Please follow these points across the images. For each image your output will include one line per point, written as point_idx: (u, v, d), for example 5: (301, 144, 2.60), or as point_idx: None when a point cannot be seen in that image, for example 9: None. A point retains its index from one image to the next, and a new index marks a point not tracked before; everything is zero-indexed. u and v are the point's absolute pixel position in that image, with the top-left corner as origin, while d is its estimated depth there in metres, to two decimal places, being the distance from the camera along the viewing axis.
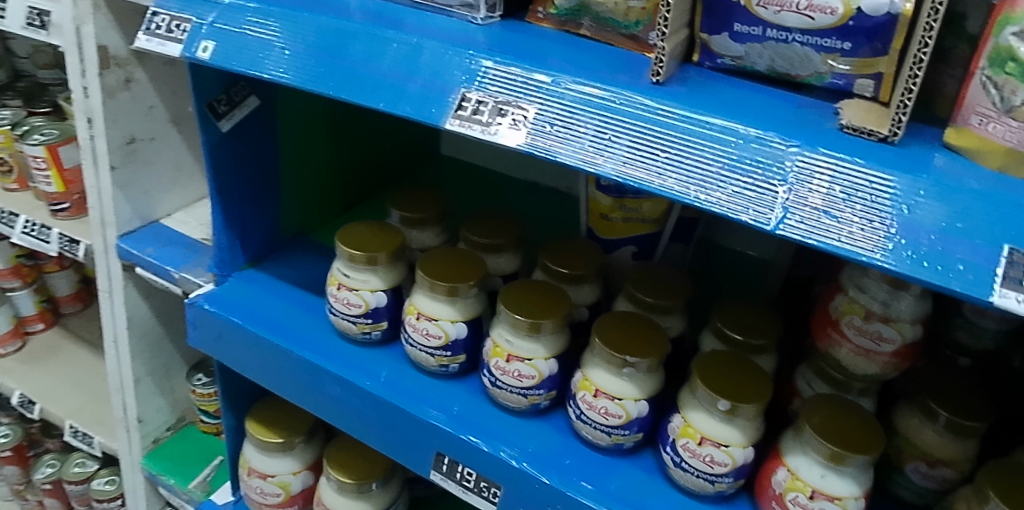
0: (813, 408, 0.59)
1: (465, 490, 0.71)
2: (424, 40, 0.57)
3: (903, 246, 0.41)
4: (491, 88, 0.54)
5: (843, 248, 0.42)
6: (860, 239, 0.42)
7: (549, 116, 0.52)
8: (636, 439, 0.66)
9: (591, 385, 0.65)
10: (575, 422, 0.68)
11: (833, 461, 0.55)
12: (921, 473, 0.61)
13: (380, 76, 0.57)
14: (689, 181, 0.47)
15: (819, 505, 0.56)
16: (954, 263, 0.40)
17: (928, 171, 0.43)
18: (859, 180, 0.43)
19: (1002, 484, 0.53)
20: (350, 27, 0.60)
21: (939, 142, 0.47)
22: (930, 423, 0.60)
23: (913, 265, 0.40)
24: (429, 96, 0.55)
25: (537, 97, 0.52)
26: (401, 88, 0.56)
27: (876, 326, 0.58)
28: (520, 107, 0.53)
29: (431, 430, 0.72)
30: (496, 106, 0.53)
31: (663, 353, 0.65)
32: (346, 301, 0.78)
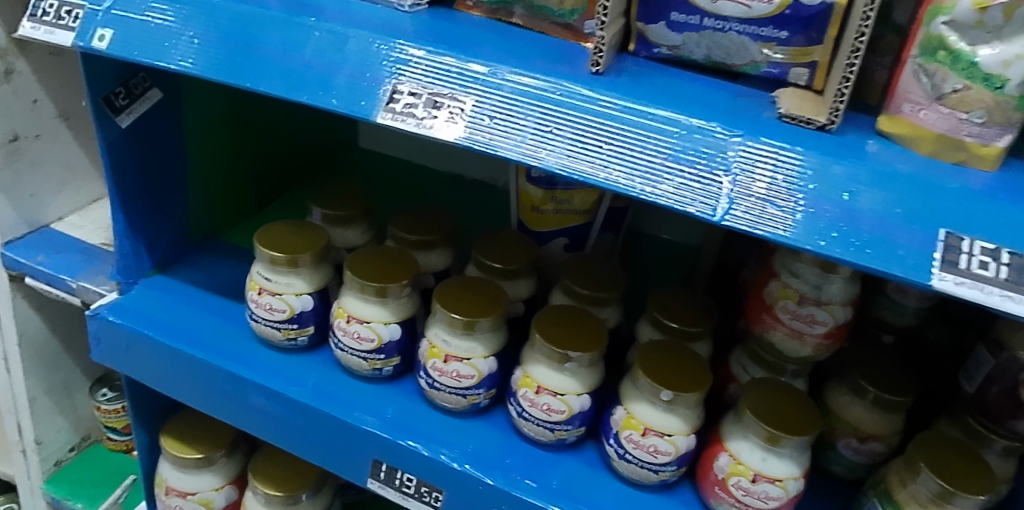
0: (752, 393, 0.61)
1: (404, 496, 0.68)
2: (347, 27, 0.54)
3: (845, 234, 0.42)
4: (424, 79, 0.51)
5: (790, 238, 0.43)
6: (804, 230, 0.43)
7: (487, 109, 0.49)
8: (578, 433, 0.65)
9: (533, 382, 0.64)
10: (516, 420, 0.67)
11: (771, 442, 0.57)
12: (853, 449, 0.64)
13: (301, 66, 0.53)
14: (635, 174, 0.46)
15: (760, 489, 0.57)
16: (895, 249, 0.41)
17: (863, 159, 0.44)
18: (800, 170, 0.44)
19: (929, 457, 0.57)
20: (264, 13, 0.55)
21: (871, 130, 0.49)
22: (860, 400, 0.64)
23: (856, 252, 0.42)
24: (356, 88, 0.52)
25: (474, 88, 0.50)
26: (325, 79, 0.52)
27: (810, 309, 0.60)
28: (456, 99, 0.50)
29: (367, 438, 0.68)
30: (430, 98, 0.50)
31: (603, 346, 0.64)
32: (268, 307, 0.73)
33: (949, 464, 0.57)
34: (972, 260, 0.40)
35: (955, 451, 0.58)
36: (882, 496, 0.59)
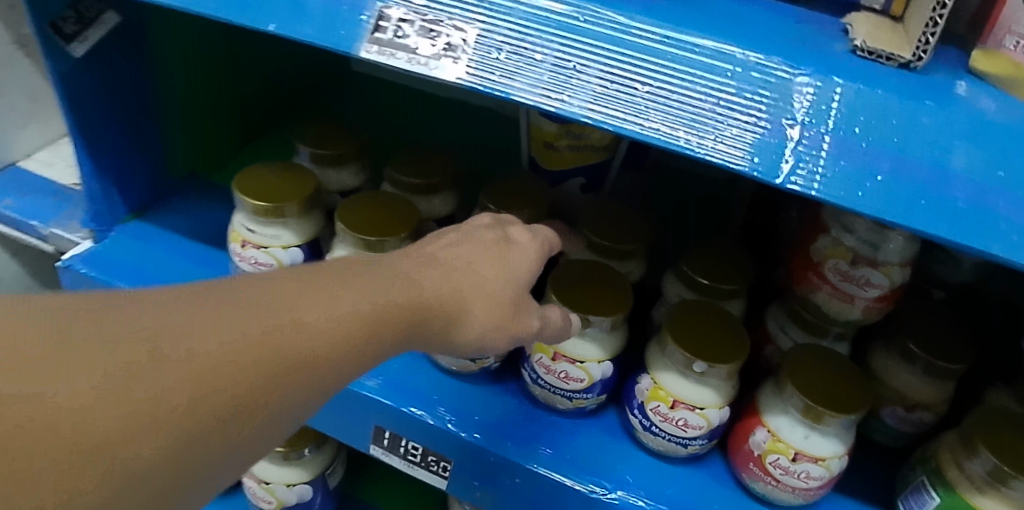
0: (793, 361, 0.55)
1: (411, 464, 0.64)
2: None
3: (934, 201, 0.34)
4: (415, 1, 0.41)
5: (865, 206, 0.35)
6: (883, 195, 0.35)
7: (494, 38, 0.40)
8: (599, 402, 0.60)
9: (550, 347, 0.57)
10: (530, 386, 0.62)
11: (814, 417, 0.52)
12: (898, 418, 0.59)
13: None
14: (676, 122, 0.38)
15: (800, 467, 0.52)
16: (997, 223, 0.33)
17: (957, 105, 0.36)
18: (882, 119, 0.35)
19: (989, 433, 0.51)
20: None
21: (963, 67, 0.40)
22: (909, 366, 0.58)
23: (948, 225, 0.34)
24: (333, 15, 0.42)
25: (478, 12, 0.41)
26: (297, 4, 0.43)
27: (864, 271, 0.53)
28: (456, 26, 0.41)
29: (368, 404, 0.63)
30: (425, 25, 0.41)
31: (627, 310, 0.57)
32: (253, 261, 0.65)
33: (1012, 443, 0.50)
34: None
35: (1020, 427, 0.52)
36: (932, 474, 0.53)
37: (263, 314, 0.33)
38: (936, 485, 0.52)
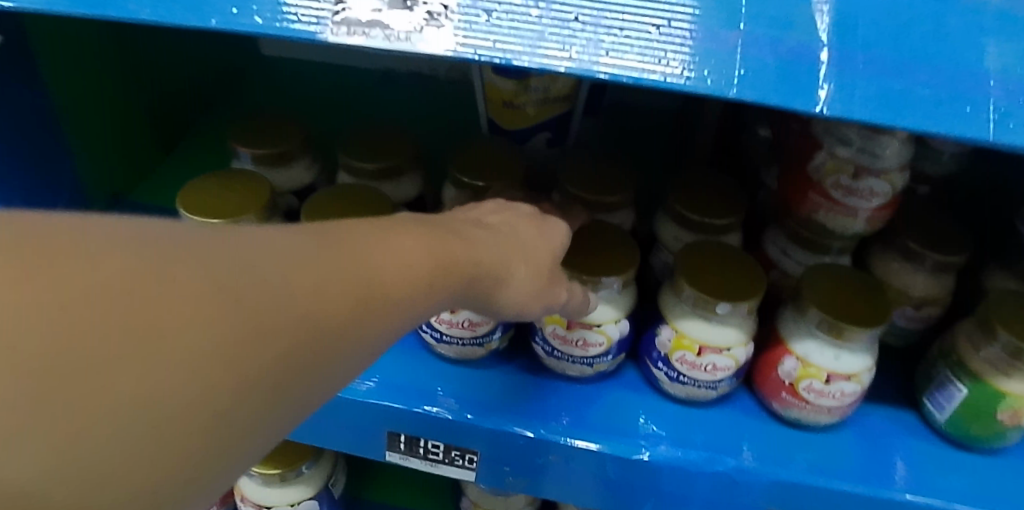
0: (809, 281, 0.54)
1: (433, 462, 0.61)
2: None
3: (981, 104, 0.32)
4: None
5: (919, 121, 0.32)
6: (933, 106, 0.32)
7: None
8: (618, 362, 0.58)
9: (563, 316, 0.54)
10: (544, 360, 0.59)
11: (840, 336, 0.51)
12: (908, 317, 0.59)
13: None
14: (701, 64, 0.33)
15: (835, 388, 0.52)
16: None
17: None
18: (916, 25, 0.33)
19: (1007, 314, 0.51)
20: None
21: None
22: (913, 265, 0.58)
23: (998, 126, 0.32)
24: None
25: None
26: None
27: (868, 182, 0.52)
28: None
29: (377, 412, 0.58)
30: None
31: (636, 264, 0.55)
32: None
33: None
34: None
35: None
36: (955, 368, 0.53)
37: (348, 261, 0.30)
38: (962, 377, 0.53)
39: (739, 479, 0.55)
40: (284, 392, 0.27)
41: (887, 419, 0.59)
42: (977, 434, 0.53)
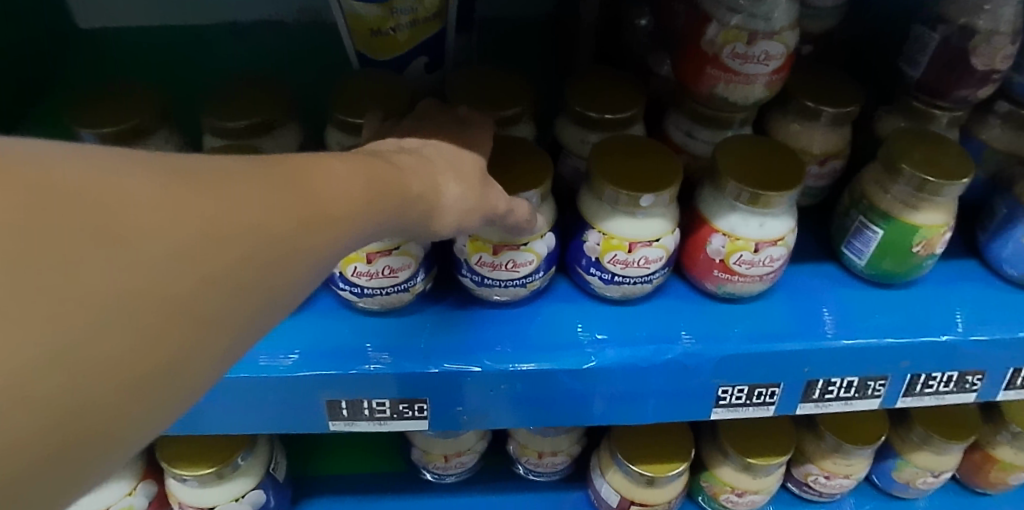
0: (724, 156, 0.54)
1: (381, 420, 0.57)
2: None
3: None
4: None
5: None
6: None
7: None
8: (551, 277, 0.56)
9: (487, 242, 0.51)
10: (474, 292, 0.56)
11: (761, 203, 0.51)
12: (814, 175, 0.60)
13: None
14: None
15: (764, 255, 0.52)
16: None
17: None
18: None
19: (920, 156, 0.54)
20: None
21: None
22: (812, 123, 0.59)
23: None
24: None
25: None
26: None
27: (762, 47, 0.51)
28: None
29: (309, 382, 0.54)
30: None
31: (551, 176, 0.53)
32: None
33: (942, 159, 0.54)
34: None
35: (929, 137, 0.57)
36: (868, 212, 0.57)
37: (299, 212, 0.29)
38: (875, 220, 0.56)
39: (690, 364, 0.55)
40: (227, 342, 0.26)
41: (809, 276, 0.61)
42: (894, 270, 0.57)
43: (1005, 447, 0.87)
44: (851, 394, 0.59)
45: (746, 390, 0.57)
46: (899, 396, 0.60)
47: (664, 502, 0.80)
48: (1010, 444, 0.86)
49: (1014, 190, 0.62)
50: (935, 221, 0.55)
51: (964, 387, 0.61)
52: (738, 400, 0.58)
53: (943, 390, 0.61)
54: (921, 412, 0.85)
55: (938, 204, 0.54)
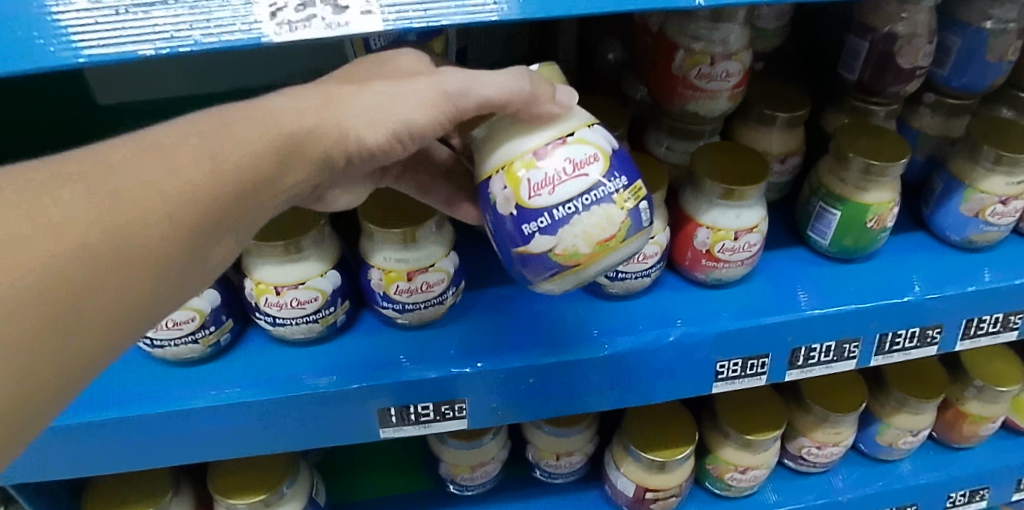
0: (702, 160, 0.63)
1: (426, 423, 0.64)
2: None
3: None
4: None
5: None
6: None
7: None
8: (641, 195, 0.47)
9: (526, 156, 0.44)
10: (558, 239, 0.44)
11: (738, 197, 0.60)
12: (778, 172, 0.70)
13: (111, 9, 0.37)
14: None
15: (744, 241, 0.61)
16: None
17: None
18: None
19: (866, 147, 0.64)
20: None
21: None
22: (771, 128, 0.69)
23: None
24: (208, 10, 0.38)
25: None
26: (163, 5, 0.37)
27: (723, 66, 0.59)
28: None
29: (362, 392, 0.60)
30: None
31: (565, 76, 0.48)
32: (168, 325, 0.57)
33: (888, 147, 0.64)
34: None
35: (871, 130, 0.67)
36: (826, 197, 0.66)
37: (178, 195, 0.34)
38: (833, 203, 0.66)
39: (690, 343, 0.63)
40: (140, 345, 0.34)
41: (785, 260, 0.70)
42: (854, 244, 0.66)
43: (973, 401, 0.96)
44: (831, 357, 0.68)
45: (741, 362, 0.65)
46: (872, 355, 0.69)
47: (675, 485, 0.86)
48: (976, 397, 0.96)
49: (947, 167, 0.72)
50: (883, 199, 0.64)
51: (926, 341, 0.71)
52: (735, 372, 0.66)
53: (908, 346, 0.70)
54: (895, 378, 0.94)
55: (884, 183, 0.64)
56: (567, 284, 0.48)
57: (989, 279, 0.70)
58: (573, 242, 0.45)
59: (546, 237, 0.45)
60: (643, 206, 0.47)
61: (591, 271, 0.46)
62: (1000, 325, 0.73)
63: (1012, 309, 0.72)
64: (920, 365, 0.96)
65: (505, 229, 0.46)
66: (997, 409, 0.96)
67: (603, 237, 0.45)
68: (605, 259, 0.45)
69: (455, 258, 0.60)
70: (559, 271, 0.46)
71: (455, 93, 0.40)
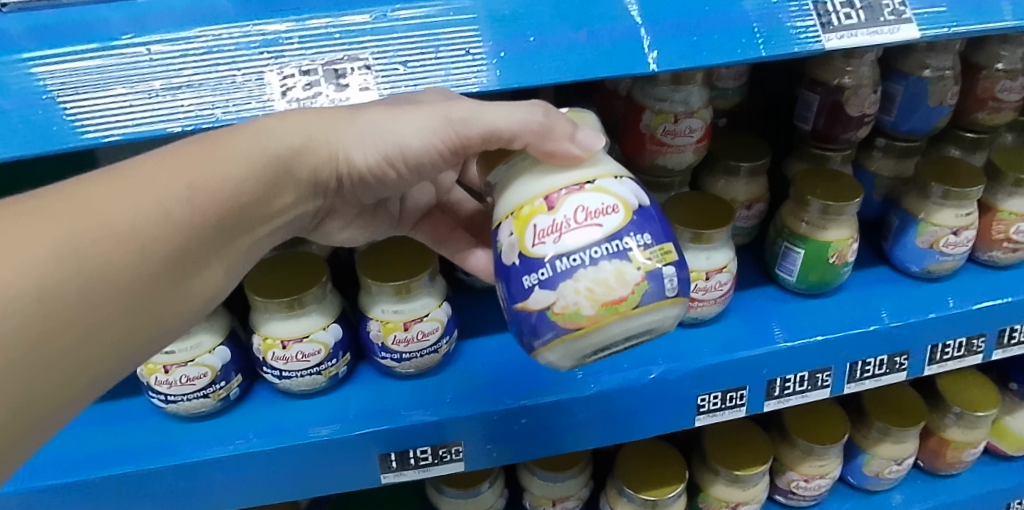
0: (674, 208, 0.68)
1: (424, 467, 0.66)
2: (179, 30, 0.43)
3: (757, 35, 0.46)
4: (310, 51, 0.44)
5: (720, 57, 0.46)
6: (727, 48, 0.46)
7: (394, 54, 0.44)
8: (667, 258, 0.45)
9: (536, 202, 0.44)
10: (558, 294, 0.43)
11: (707, 239, 0.65)
12: (745, 217, 0.76)
13: (146, 92, 0.42)
14: (563, 60, 0.45)
15: (715, 281, 0.66)
16: (791, 38, 0.47)
17: None
18: (690, 6, 0.46)
19: (820, 190, 0.70)
20: (47, 42, 0.42)
21: None
22: (735, 177, 0.74)
23: (769, 47, 0.46)
24: (228, 91, 0.43)
25: (368, 39, 0.44)
26: (192, 88, 0.43)
27: (686, 123, 0.65)
28: (354, 58, 0.44)
29: (362, 438, 0.64)
30: (326, 67, 0.44)
31: (596, 124, 0.48)
32: (183, 380, 0.61)
33: (843, 190, 0.70)
34: (837, 17, 0.48)
35: (826, 175, 0.73)
36: (790, 238, 0.72)
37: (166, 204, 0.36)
38: (796, 242, 0.71)
39: (672, 380, 0.67)
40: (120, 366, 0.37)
41: (757, 299, 0.75)
42: (820, 280, 0.71)
43: (954, 429, 1.00)
44: (806, 387, 0.72)
45: (720, 395, 0.69)
46: (845, 383, 0.73)
47: None
48: (956, 425, 0.99)
49: (901, 205, 0.77)
50: (843, 236, 0.69)
51: (895, 367, 0.75)
52: (715, 405, 0.70)
53: (878, 373, 0.74)
54: (876, 410, 0.97)
55: (843, 222, 0.69)
56: (574, 355, 0.46)
57: (953, 306, 0.75)
58: (575, 300, 0.43)
59: (547, 291, 0.43)
60: (667, 271, 0.44)
61: (597, 339, 0.44)
62: (964, 350, 0.77)
63: (973, 333, 0.76)
64: (899, 396, 0.99)
65: (510, 280, 0.46)
66: (978, 434, 0.99)
67: (610, 298, 0.43)
68: (611, 325, 0.43)
69: (448, 308, 0.64)
70: (561, 334, 0.44)
71: (459, 120, 0.42)
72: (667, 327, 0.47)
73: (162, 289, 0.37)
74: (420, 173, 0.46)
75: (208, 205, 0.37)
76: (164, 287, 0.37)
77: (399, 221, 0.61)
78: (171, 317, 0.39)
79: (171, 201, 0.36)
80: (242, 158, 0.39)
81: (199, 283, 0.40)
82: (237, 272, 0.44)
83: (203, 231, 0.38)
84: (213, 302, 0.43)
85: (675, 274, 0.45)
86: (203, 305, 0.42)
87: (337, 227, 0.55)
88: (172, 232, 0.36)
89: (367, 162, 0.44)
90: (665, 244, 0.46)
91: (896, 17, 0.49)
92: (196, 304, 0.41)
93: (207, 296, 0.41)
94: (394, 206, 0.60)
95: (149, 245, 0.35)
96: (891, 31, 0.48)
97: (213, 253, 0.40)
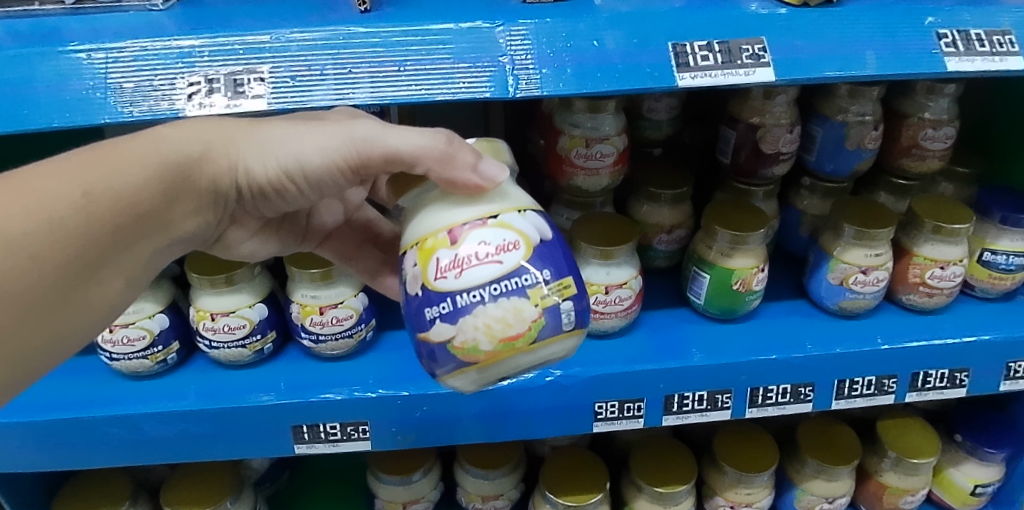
0: (584, 225, 0.74)
1: (334, 442, 0.72)
2: (117, 41, 0.51)
3: (613, 69, 0.52)
4: (214, 65, 0.50)
5: (576, 89, 0.51)
6: (583, 81, 0.51)
7: (285, 70, 0.50)
8: (566, 292, 0.45)
9: (440, 235, 0.44)
10: (458, 329, 0.43)
11: (610, 256, 0.71)
12: (666, 241, 0.82)
13: (81, 89, 0.49)
14: (430, 83, 0.51)
15: (615, 295, 0.72)
16: (648, 74, 0.52)
17: (585, 12, 0.54)
18: (554, 42, 0.52)
19: (723, 218, 0.75)
20: (13, 43, 0.51)
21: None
22: (658, 203, 0.80)
23: (624, 82, 0.51)
24: (146, 93, 0.50)
25: (265, 56, 0.50)
26: (118, 88, 0.50)
27: (597, 147, 0.71)
28: (252, 70, 0.50)
29: (277, 411, 0.69)
30: (228, 78, 0.50)
31: (506, 154, 0.50)
32: (125, 340, 0.68)
33: (743, 220, 0.75)
34: (696, 58, 0.52)
35: (739, 206, 0.78)
36: (699, 262, 0.77)
37: (73, 209, 0.37)
38: (703, 268, 0.76)
39: (568, 384, 0.71)
40: (29, 357, 0.39)
41: (668, 320, 0.80)
42: (730, 306, 0.76)
43: (891, 473, 1.00)
44: (704, 406, 0.75)
45: (617, 404, 0.73)
46: (746, 407, 0.76)
47: None
48: (893, 469, 0.99)
49: (819, 242, 0.80)
50: (747, 264, 0.74)
51: (800, 398, 0.76)
52: (613, 414, 0.74)
53: (782, 401, 0.76)
54: (809, 446, 0.98)
55: (748, 251, 0.74)
56: (480, 381, 0.46)
57: (881, 343, 0.75)
58: (474, 335, 0.43)
59: (447, 325, 0.43)
60: (565, 306, 0.44)
61: (498, 370, 0.44)
62: (874, 388, 0.77)
63: (884, 373, 0.76)
64: (837, 434, 1.00)
65: (413, 310, 0.46)
66: (917, 481, 0.99)
67: (507, 334, 0.43)
68: (510, 359, 0.43)
69: (365, 297, 0.71)
70: (461, 365, 0.44)
71: (362, 140, 0.45)
72: (567, 356, 0.47)
73: (70, 291, 0.39)
74: (321, 189, 0.49)
75: (105, 213, 0.39)
76: (61, 292, 0.39)
77: (305, 236, 0.63)
78: (71, 316, 0.41)
79: (66, 209, 0.37)
80: (140, 164, 0.41)
81: (101, 285, 0.42)
82: (138, 285, 0.46)
83: (108, 238, 0.40)
84: (116, 308, 0.45)
85: (575, 307, 0.45)
86: (114, 306, 0.45)
87: (241, 237, 0.56)
88: (68, 240, 0.37)
89: (267, 175, 0.46)
90: (565, 278, 0.45)
91: (753, 60, 0.52)
92: (96, 312, 0.43)
93: (105, 306, 0.43)
94: (303, 220, 0.62)
95: (44, 253, 0.36)
96: (745, 73, 0.52)
97: (119, 261, 0.42)
